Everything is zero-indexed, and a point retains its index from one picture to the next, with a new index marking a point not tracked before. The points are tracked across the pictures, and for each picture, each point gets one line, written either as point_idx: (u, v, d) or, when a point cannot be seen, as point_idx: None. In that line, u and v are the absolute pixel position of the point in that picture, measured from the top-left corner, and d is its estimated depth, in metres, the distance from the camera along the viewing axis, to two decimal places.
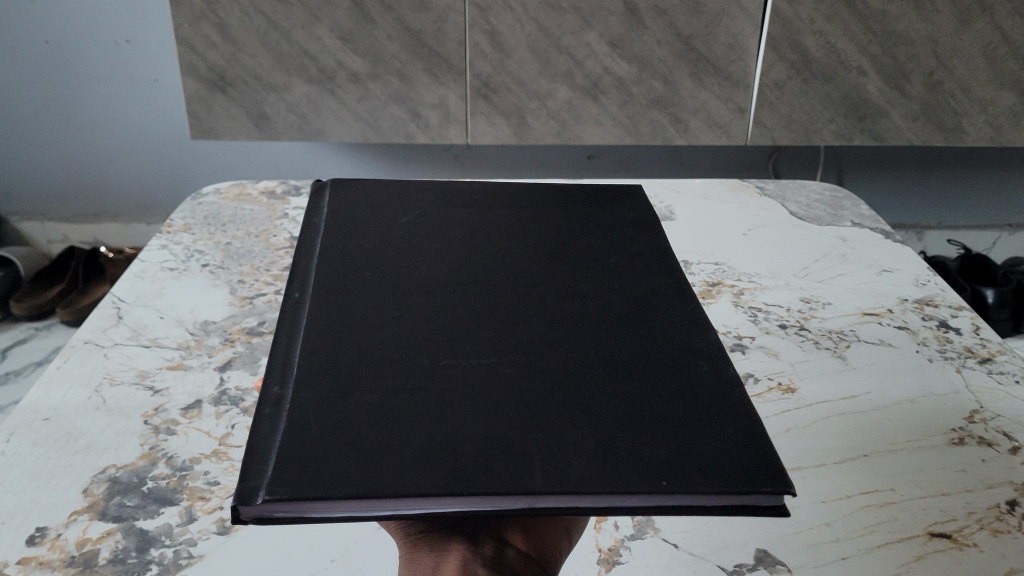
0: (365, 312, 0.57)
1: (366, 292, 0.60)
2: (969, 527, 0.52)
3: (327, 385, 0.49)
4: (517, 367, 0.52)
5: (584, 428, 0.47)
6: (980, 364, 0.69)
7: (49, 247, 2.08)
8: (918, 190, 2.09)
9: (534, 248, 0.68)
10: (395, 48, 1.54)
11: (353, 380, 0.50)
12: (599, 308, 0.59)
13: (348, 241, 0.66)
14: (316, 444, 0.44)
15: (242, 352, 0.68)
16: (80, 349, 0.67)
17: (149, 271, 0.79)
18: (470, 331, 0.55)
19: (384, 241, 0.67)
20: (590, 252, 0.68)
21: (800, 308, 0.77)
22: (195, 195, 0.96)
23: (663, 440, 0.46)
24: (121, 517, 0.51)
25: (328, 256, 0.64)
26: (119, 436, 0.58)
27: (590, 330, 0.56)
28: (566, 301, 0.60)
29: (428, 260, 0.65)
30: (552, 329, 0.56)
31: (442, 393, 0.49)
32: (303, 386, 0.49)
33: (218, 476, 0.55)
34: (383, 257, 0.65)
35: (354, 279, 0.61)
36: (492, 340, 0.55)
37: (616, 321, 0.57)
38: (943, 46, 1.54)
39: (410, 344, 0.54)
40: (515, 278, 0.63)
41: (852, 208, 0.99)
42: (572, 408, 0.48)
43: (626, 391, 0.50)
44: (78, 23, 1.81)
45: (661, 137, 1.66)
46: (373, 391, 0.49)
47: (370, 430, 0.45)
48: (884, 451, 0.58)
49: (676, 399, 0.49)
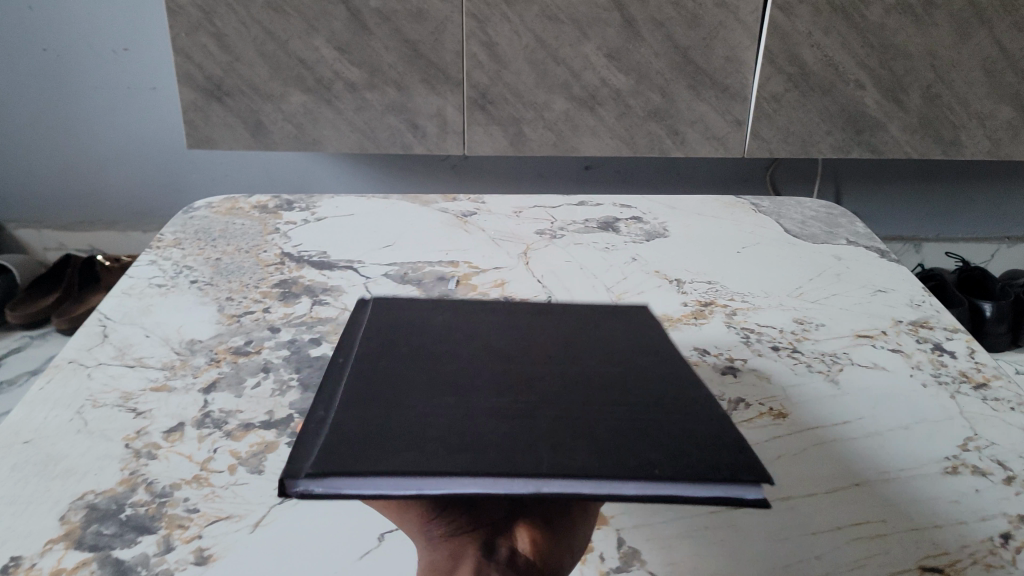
0: (411, 355, 0.58)
1: (414, 342, 0.61)
2: (962, 561, 0.51)
3: (371, 406, 0.50)
4: (541, 394, 0.52)
5: (599, 438, 0.46)
6: (975, 390, 0.68)
7: (47, 254, 2.08)
8: (917, 204, 2.09)
9: (573, 315, 0.67)
10: (392, 58, 1.54)
11: (389, 405, 0.50)
12: (632, 357, 0.59)
13: (398, 309, 0.67)
14: (356, 443, 0.45)
15: (227, 372, 0.67)
16: (64, 368, 0.66)
17: (137, 288, 0.79)
18: (503, 372, 0.55)
19: (427, 311, 0.67)
20: (627, 316, 0.67)
21: (793, 329, 0.76)
22: (187, 209, 0.95)
23: (672, 448, 0.45)
24: (97, 545, 0.50)
25: (377, 318, 0.65)
26: (100, 460, 0.57)
27: (619, 372, 0.56)
28: (598, 352, 0.60)
29: (474, 322, 0.65)
30: (582, 372, 0.56)
31: (469, 412, 0.49)
32: (342, 408, 0.49)
33: (198, 503, 0.54)
34: (424, 322, 0.64)
35: (403, 334, 0.62)
36: (524, 378, 0.55)
37: (646, 366, 0.57)
38: (941, 59, 1.54)
39: (442, 381, 0.54)
40: (556, 332, 0.63)
41: (847, 225, 0.99)
42: (592, 424, 0.48)
43: (645, 413, 0.50)
44: (75, 31, 1.81)
45: (659, 148, 1.65)
46: (405, 412, 0.49)
47: (400, 439, 0.46)
48: (876, 480, 0.57)
49: (695, 420, 0.49)
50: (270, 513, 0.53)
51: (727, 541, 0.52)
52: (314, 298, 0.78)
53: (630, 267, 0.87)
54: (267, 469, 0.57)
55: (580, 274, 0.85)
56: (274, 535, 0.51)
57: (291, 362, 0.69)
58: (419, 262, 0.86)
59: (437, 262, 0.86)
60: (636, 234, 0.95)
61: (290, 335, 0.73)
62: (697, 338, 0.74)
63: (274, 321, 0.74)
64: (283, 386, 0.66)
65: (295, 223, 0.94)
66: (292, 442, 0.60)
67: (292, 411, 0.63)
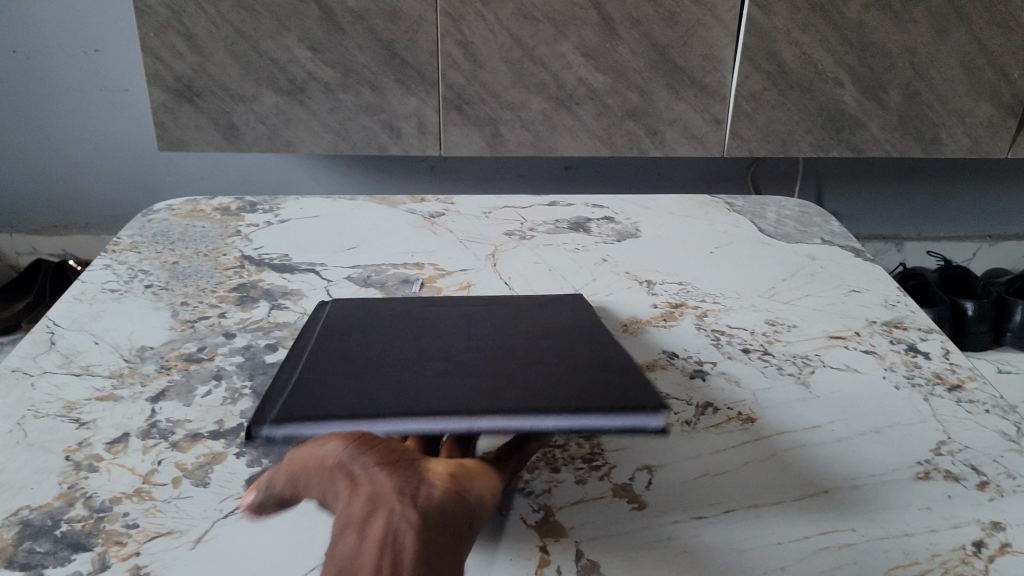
0: (364, 329, 0.65)
1: (370, 318, 0.68)
2: (933, 571, 0.49)
3: (327, 366, 0.58)
4: (474, 355, 0.60)
5: (522, 387, 0.54)
6: (949, 392, 0.66)
7: (19, 259, 2.04)
8: (899, 203, 2.08)
9: (521, 310, 0.70)
10: (366, 58, 1.51)
11: (332, 397, 0.53)
12: (567, 346, 0.61)
13: (356, 292, 0.75)
14: (315, 395, 0.53)
15: (178, 380, 0.64)
16: (6, 377, 0.64)
17: (89, 293, 0.76)
18: (444, 364, 0.58)
19: (382, 314, 0.69)
20: (558, 289, 0.76)
21: (764, 331, 0.74)
22: (146, 211, 0.93)
23: (578, 387, 0.54)
24: (28, 565, 0.48)
25: (339, 301, 0.72)
26: (37, 474, 0.54)
27: (552, 360, 0.59)
28: (536, 342, 0.62)
29: (422, 300, 0.73)
30: (517, 360, 0.59)
31: (410, 368, 0.57)
32: (288, 403, 0.52)
33: (138, 518, 0.51)
34: (379, 303, 0.72)
35: (358, 312, 0.69)
36: (463, 346, 0.62)
37: (580, 353, 0.60)
38: (920, 57, 1.52)
39: (380, 362, 0.59)
40: (494, 307, 0.71)
41: (823, 224, 0.97)
42: (518, 375, 0.56)
43: (569, 394, 0.53)
44: (45, 32, 1.78)
45: (638, 148, 1.63)
46: (346, 403, 0.52)
47: (351, 390, 0.54)
48: (846, 487, 0.56)
49: (611, 400, 0.52)
50: (213, 528, 0.51)
51: (690, 552, 0.50)
52: (273, 302, 0.76)
53: (600, 268, 0.85)
54: (213, 482, 0.54)
55: (548, 276, 0.83)
56: (215, 550, 0.49)
57: (246, 369, 0.66)
58: (383, 264, 0.84)
59: (402, 264, 0.84)
60: (608, 234, 0.93)
61: (245, 340, 0.70)
62: (666, 341, 0.73)
63: (229, 327, 0.72)
64: (235, 394, 0.63)
65: (258, 225, 0.92)
66: (240, 453, 0.57)
67: (242, 420, 0.60)
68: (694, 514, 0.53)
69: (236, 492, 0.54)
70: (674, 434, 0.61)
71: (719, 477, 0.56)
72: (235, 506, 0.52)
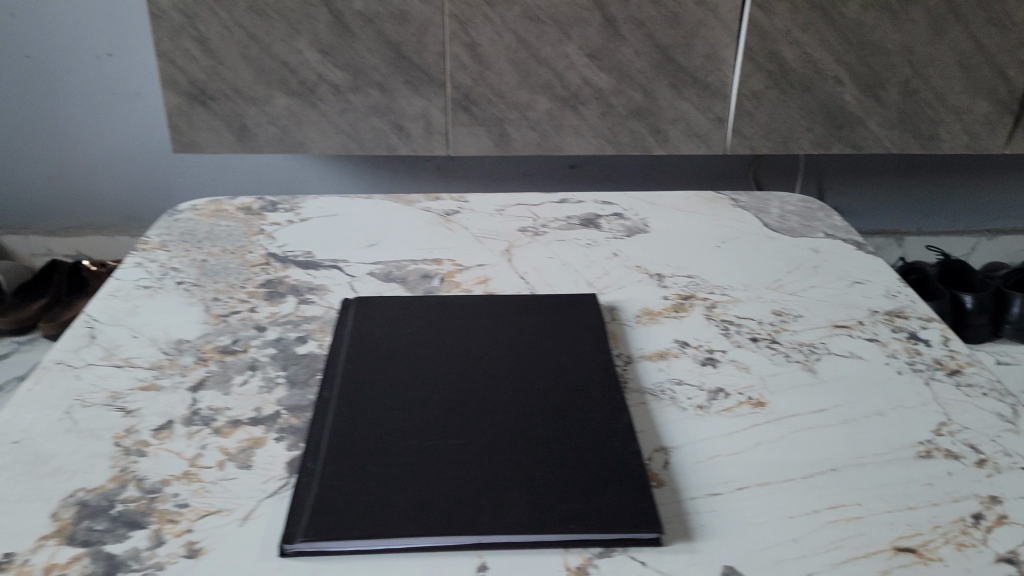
0: (386, 376, 0.66)
1: (390, 358, 0.69)
2: (934, 541, 0.52)
3: (353, 442, 0.58)
4: (493, 426, 0.61)
5: (535, 483, 0.55)
6: (949, 376, 0.70)
7: (33, 260, 2.07)
8: (898, 198, 2.11)
9: (532, 324, 0.74)
10: (375, 60, 1.55)
11: (367, 453, 0.58)
12: (577, 380, 0.66)
13: (377, 315, 0.75)
14: (341, 492, 0.54)
15: (215, 371, 0.68)
16: (52, 369, 0.67)
17: (124, 290, 0.79)
18: (463, 406, 0.63)
19: (400, 327, 0.73)
20: (575, 312, 0.77)
21: (771, 321, 0.77)
22: (172, 211, 0.96)
23: (587, 487, 0.55)
24: (89, 541, 0.51)
25: (362, 331, 0.72)
26: (89, 459, 0.58)
27: (561, 400, 0.64)
28: (546, 374, 0.67)
29: (440, 329, 0.73)
30: (528, 400, 0.64)
31: (431, 449, 0.58)
32: (328, 460, 0.57)
33: (188, 498, 0.55)
34: (398, 333, 0.72)
35: (379, 349, 0.70)
36: (480, 410, 0.62)
37: (585, 392, 0.65)
38: (918, 55, 1.55)
39: (399, 435, 0.59)
40: (510, 342, 0.72)
41: (825, 218, 1.00)
42: (532, 464, 0.57)
43: (577, 450, 0.58)
44: (58, 37, 1.81)
45: (642, 147, 1.66)
46: (379, 462, 0.57)
47: (376, 485, 0.55)
48: (851, 465, 0.59)
49: (614, 459, 0.57)
50: (260, 506, 0.54)
51: (708, 526, 0.53)
52: (300, 297, 0.79)
53: (612, 262, 0.89)
54: (256, 465, 0.58)
55: (562, 271, 0.86)
56: (263, 527, 0.53)
57: (279, 360, 0.70)
58: (403, 260, 0.87)
59: (422, 260, 0.88)
60: (618, 230, 0.96)
61: (276, 333, 0.74)
62: (677, 331, 0.76)
63: (260, 320, 0.75)
64: (270, 383, 0.67)
65: (280, 224, 0.95)
66: (279, 437, 0.60)
67: (279, 408, 0.64)
68: (710, 490, 0.56)
69: (279, 473, 0.57)
70: (687, 417, 0.64)
71: (732, 456, 0.60)
72: (278, 486, 0.56)
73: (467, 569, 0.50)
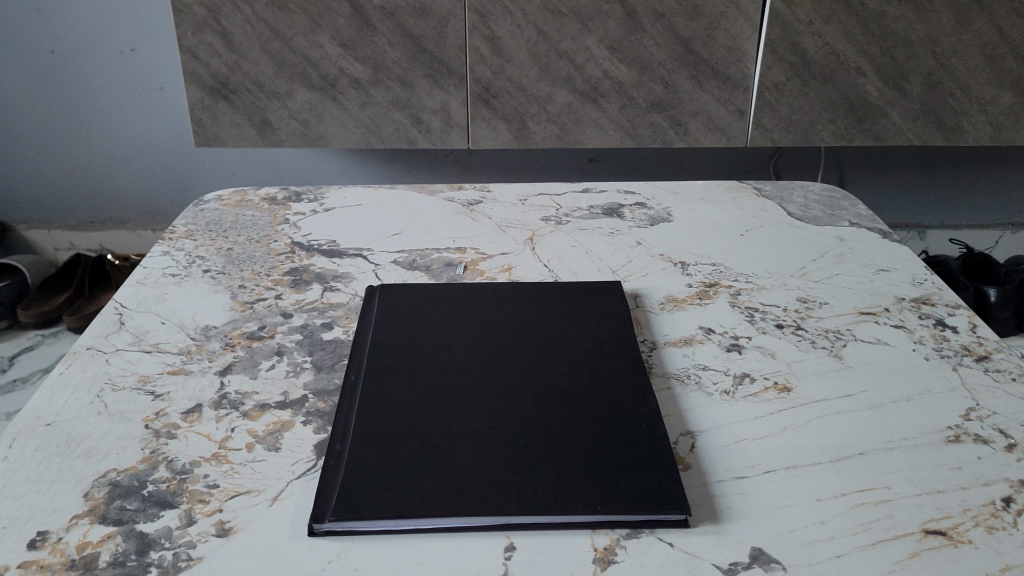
0: (411, 362, 0.66)
1: (414, 345, 0.69)
2: (964, 524, 0.52)
3: (380, 426, 0.59)
4: (518, 410, 0.61)
5: (562, 466, 0.55)
6: (977, 362, 0.69)
7: (57, 255, 2.09)
8: (920, 192, 2.09)
9: (556, 311, 0.75)
10: (396, 54, 1.55)
11: (394, 435, 0.58)
12: (601, 365, 0.66)
13: (402, 303, 0.75)
14: (369, 473, 0.54)
15: (242, 356, 0.68)
16: (82, 354, 0.68)
17: (151, 278, 0.80)
18: (488, 389, 0.63)
19: (425, 313, 0.74)
20: (598, 300, 0.76)
21: (796, 308, 0.77)
22: (197, 202, 0.97)
23: (613, 469, 0.55)
24: (121, 520, 0.52)
25: (386, 319, 0.73)
26: (120, 441, 0.58)
27: (586, 384, 0.64)
28: (571, 359, 0.67)
29: (464, 316, 0.74)
30: (553, 384, 0.64)
31: (457, 432, 0.58)
32: (356, 442, 0.57)
33: (218, 479, 0.55)
34: (422, 320, 0.72)
35: (404, 336, 0.70)
36: (504, 394, 0.63)
37: (609, 376, 0.65)
38: (942, 46, 1.54)
39: (425, 419, 0.60)
40: (534, 329, 0.72)
41: (850, 208, 1.00)
42: (556, 447, 0.57)
43: (602, 432, 0.58)
44: (83, 33, 1.83)
45: (662, 139, 1.66)
46: (406, 443, 0.57)
47: (403, 465, 0.55)
48: (879, 449, 0.59)
49: (641, 442, 0.57)
50: (289, 487, 0.55)
51: (735, 508, 0.53)
52: (325, 285, 0.80)
53: (635, 251, 0.88)
54: (284, 447, 0.58)
55: (585, 259, 0.86)
56: (293, 507, 0.53)
57: (305, 346, 0.70)
58: (427, 249, 0.88)
59: (445, 248, 0.88)
60: (641, 219, 0.96)
61: (302, 320, 0.74)
62: (701, 318, 0.76)
63: (286, 307, 0.76)
64: (296, 368, 0.67)
65: (304, 214, 0.96)
66: (307, 420, 0.61)
67: (306, 392, 0.64)
68: (736, 473, 0.56)
69: (307, 455, 0.57)
70: (713, 401, 0.64)
71: (759, 440, 0.60)
72: (307, 467, 0.56)
73: (496, 549, 0.50)
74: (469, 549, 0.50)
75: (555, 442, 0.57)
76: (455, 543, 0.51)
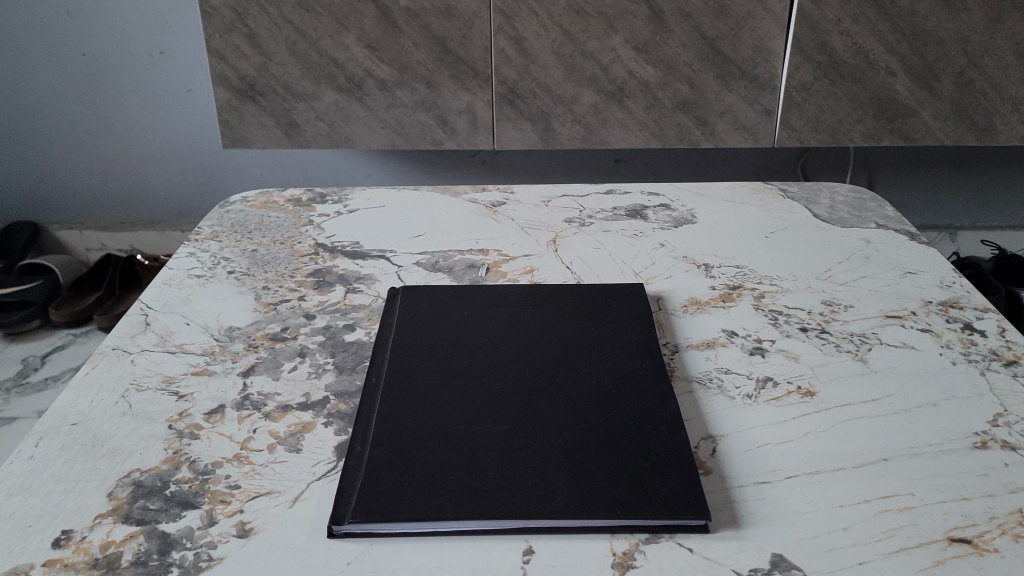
0: (432, 366, 0.66)
1: (434, 349, 0.69)
2: (990, 532, 0.51)
3: (398, 431, 0.59)
4: (538, 416, 0.60)
5: (580, 472, 0.55)
6: (1005, 367, 0.68)
7: (88, 255, 2.13)
8: (951, 192, 2.07)
9: (576, 314, 0.74)
10: (421, 55, 1.55)
11: (415, 437, 0.58)
12: (622, 369, 0.66)
13: (422, 307, 0.75)
14: (389, 477, 0.54)
15: (265, 357, 0.69)
16: (108, 354, 0.69)
17: (177, 279, 0.81)
18: (509, 392, 0.63)
19: (446, 315, 0.74)
20: (619, 303, 0.76)
21: (822, 311, 0.76)
22: (224, 203, 0.98)
23: (630, 474, 0.54)
24: (144, 520, 0.52)
25: (407, 323, 0.72)
26: (144, 441, 0.59)
27: (607, 388, 0.63)
28: (592, 362, 0.67)
29: (484, 320, 0.73)
30: (574, 387, 0.64)
31: (476, 437, 0.58)
32: (376, 445, 0.57)
33: (239, 479, 0.56)
34: (444, 324, 0.72)
35: (425, 341, 0.70)
36: (524, 400, 0.62)
37: (630, 380, 0.64)
38: (974, 45, 1.52)
39: (446, 423, 0.60)
40: (555, 334, 0.71)
41: (877, 209, 0.99)
42: (574, 452, 0.56)
43: (623, 437, 0.58)
44: (112, 35, 1.85)
45: (688, 140, 1.65)
46: (426, 446, 0.57)
47: (423, 471, 0.55)
48: (904, 455, 0.58)
49: (662, 446, 0.57)
50: (310, 489, 0.55)
51: (756, 514, 0.53)
52: (348, 286, 0.80)
53: (658, 252, 0.88)
54: (304, 448, 0.59)
55: (609, 261, 0.86)
56: (312, 509, 0.53)
57: (327, 347, 0.70)
58: (450, 250, 0.88)
59: (467, 250, 0.88)
60: (664, 221, 0.96)
61: (325, 321, 0.74)
62: (724, 321, 0.75)
63: (309, 308, 0.76)
64: (319, 369, 0.67)
65: (328, 215, 0.96)
66: (328, 422, 0.61)
67: (327, 394, 0.64)
68: (758, 478, 0.56)
69: (328, 457, 0.58)
70: (735, 406, 0.63)
71: (781, 445, 0.59)
72: (327, 469, 0.57)
73: (514, 552, 0.50)
74: (487, 552, 0.50)
75: (574, 447, 0.57)
76: (473, 546, 0.51)
